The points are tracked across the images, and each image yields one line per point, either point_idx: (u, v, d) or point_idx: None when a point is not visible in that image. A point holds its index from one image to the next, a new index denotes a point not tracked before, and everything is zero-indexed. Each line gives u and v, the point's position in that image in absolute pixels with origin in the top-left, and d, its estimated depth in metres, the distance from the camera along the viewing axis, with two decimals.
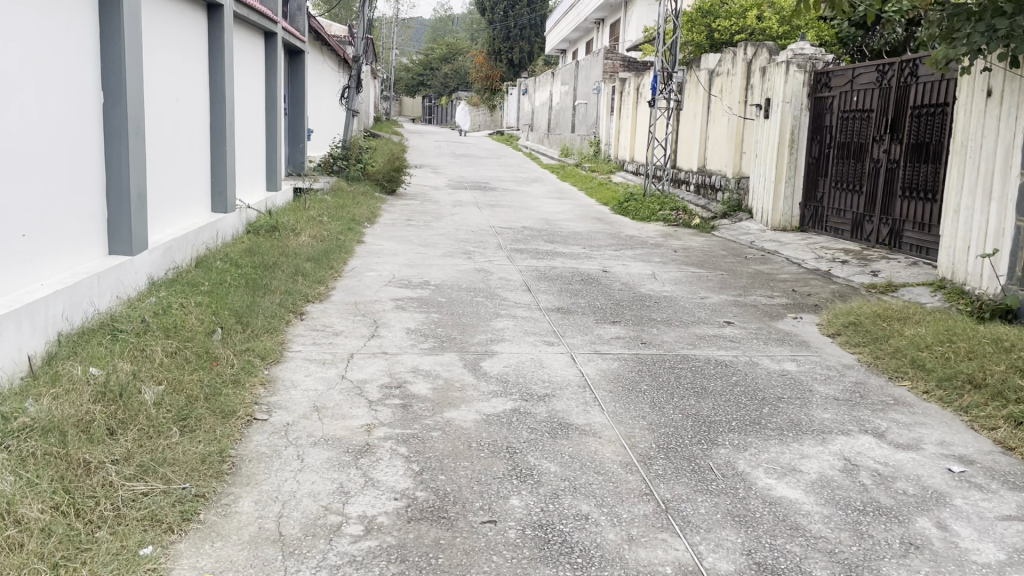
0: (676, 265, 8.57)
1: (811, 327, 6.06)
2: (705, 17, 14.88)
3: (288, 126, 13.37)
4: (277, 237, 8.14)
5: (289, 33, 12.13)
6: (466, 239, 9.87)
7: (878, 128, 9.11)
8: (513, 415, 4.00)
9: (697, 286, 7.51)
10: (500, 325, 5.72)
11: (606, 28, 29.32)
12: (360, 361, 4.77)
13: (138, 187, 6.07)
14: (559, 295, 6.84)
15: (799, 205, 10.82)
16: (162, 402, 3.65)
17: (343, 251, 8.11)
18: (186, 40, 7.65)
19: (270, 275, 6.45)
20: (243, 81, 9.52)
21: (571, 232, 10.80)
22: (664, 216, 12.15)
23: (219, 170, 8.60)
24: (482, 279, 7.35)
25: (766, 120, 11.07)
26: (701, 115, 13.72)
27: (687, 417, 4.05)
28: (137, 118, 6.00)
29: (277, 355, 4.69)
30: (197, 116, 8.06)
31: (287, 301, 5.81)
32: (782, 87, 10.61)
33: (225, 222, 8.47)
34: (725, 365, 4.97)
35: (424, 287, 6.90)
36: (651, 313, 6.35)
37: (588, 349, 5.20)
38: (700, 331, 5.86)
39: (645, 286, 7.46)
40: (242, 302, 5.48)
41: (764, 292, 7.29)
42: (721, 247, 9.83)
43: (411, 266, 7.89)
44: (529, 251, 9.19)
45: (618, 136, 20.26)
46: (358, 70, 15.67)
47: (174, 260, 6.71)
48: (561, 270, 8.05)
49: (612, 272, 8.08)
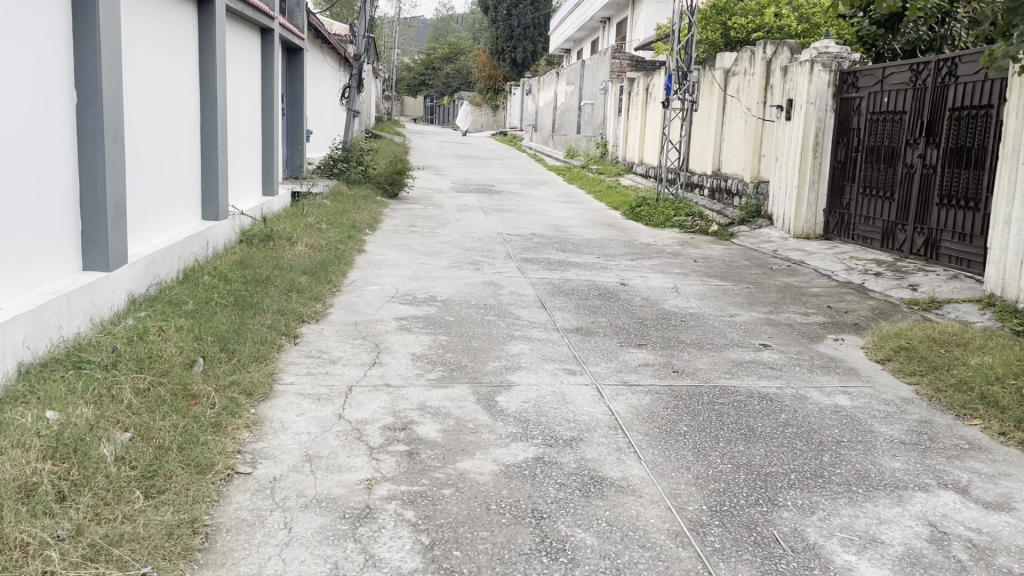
0: (697, 277, 8.02)
1: (856, 351, 5.51)
2: (720, 15, 14.34)
3: (287, 127, 12.82)
4: (271, 247, 7.60)
5: (287, 30, 11.56)
6: (473, 247, 9.32)
7: (912, 131, 8.55)
8: (536, 467, 3.45)
9: (724, 301, 6.96)
10: (515, 350, 5.17)
11: (612, 27, 28.75)
12: (360, 395, 4.22)
13: (116, 195, 5.52)
14: (576, 312, 6.29)
15: (823, 212, 10.27)
16: (125, 457, 3.12)
17: (342, 262, 7.56)
18: (173, 35, 7.11)
19: (263, 292, 5.90)
20: (237, 79, 8.97)
21: (583, 240, 10.25)
22: (680, 222, 11.60)
23: (211, 175, 8.06)
24: (493, 294, 6.80)
25: (788, 122, 10.51)
26: (716, 117, 13.17)
27: (737, 468, 3.50)
28: (115, 120, 5.45)
29: (265, 390, 4.15)
30: (186, 116, 7.52)
31: (279, 322, 5.27)
32: (806, 87, 10.05)
33: (216, 231, 7.94)
34: (770, 399, 4.42)
35: (430, 304, 6.35)
36: (679, 334, 5.80)
37: (615, 378, 4.66)
38: (734, 356, 5.30)
39: (667, 301, 6.91)
40: (230, 326, 4.94)
41: (797, 308, 6.73)
42: (743, 257, 9.28)
43: (416, 279, 7.33)
44: (540, 261, 8.64)
45: (627, 138, 19.70)
46: (359, 69, 15.12)
47: (157, 274, 6.17)
48: (577, 283, 7.50)
49: (631, 285, 7.53)
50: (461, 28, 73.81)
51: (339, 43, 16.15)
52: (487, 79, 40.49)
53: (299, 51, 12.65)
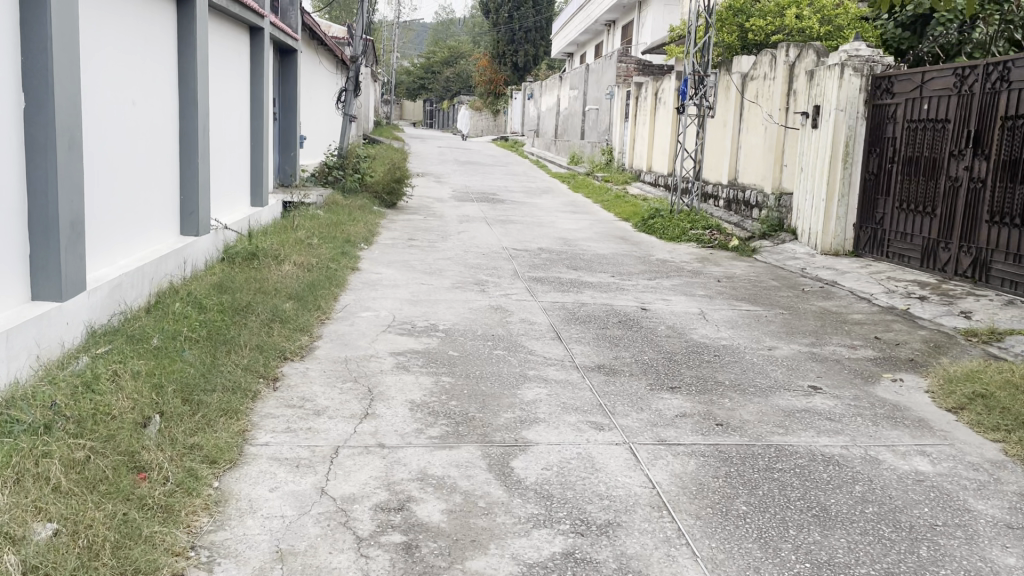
0: (724, 300, 7.30)
1: (921, 396, 4.80)
2: (737, 16, 13.64)
3: (279, 132, 12.10)
4: (256, 266, 6.89)
5: (280, 29, 10.86)
6: (477, 264, 8.60)
7: (957, 142, 7.88)
8: (568, 568, 2.74)
9: (759, 331, 6.24)
10: (530, 395, 4.45)
11: (617, 30, 28.03)
12: (348, 460, 3.51)
13: (71, 213, 4.80)
14: (596, 345, 5.56)
15: (853, 227, 9.57)
16: (37, 566, 2.41)
17: (334, 283, 6.86)
18: (144, 33, 6.42)
19: (240, 324, 5.19)
20: (223, 81, 8.28)
21: (595, 256, 9.54)
22: (697, 236, 10.90)
23: (190, 185, 7.36)
24: (501, 322, 6.09)
25: (815, 130, 9.82)
26: (733, 124, 12.49)
27: (819, 569, 2.79)
28: (70, 127, 4.75)
29: (232, 454, 3.45)
30: (160, 122, 6.83)
31: (256, 362, 4.55)
32: (835, 93, 9.35)
33: (195, 249, 7.23)
34: (837, 465, 3.71)
35: (430, 335, 5.63)
36: (715, 374, 5.08)
37: (650, 436, 3.93)
38: (783, 403, 4.58)
39: (695, 331, 6.19)
40: (201, 369, 4.23)
41: (841, 340, 6.02)
42: (770, 276, 8.57)
43: (414, 304, 6.62)
44: (550, 281, 7.93)
45: (634, 143, 19.01)
46: (356, 72, 14.41)
47: (123, 301, 5.46)
48: (593, 308, 6.79)
49: (653, 310, 6.82)
50: (461, 32, 73.13)
51: (336, 46, 15.44)
52: (488, 83, 40.76)
53: (294, 52, 11.96)
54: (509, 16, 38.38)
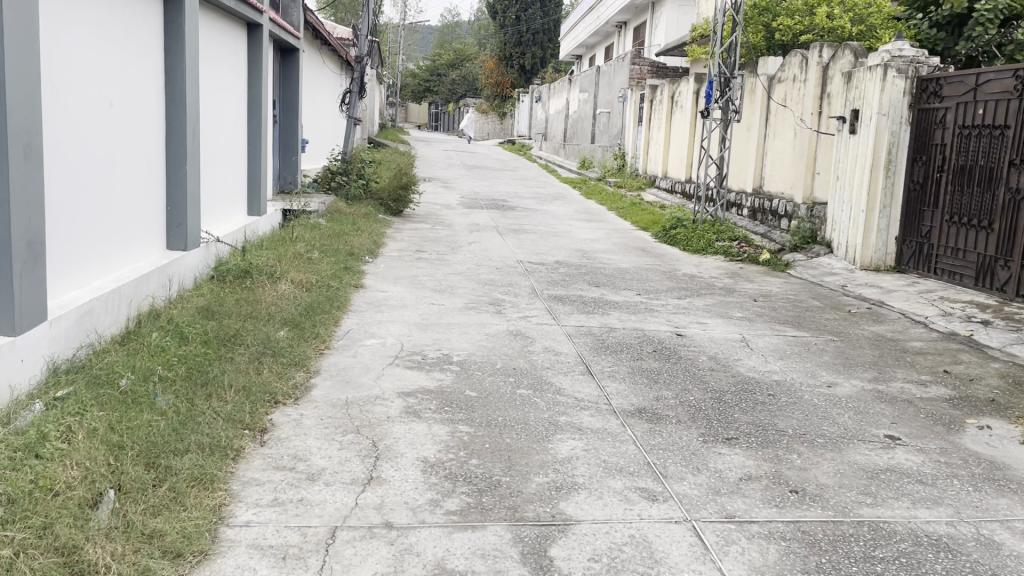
0: (765, 324, 6.60)
1: (1018, 449, 4.12)
2: (762, 15, 13.03)
3: (279, 135, 11.45)
4: (248, 286, 6.21)
5: (280, 26, 10.22)
6: (490, 280, 7.92)
7: (1019, 150, 7.21)
8: None
9: (813, 362, 5.55)
10: (565, 450, 3.77)
11: (628, 31, 27.38)
12: (348, 549, 2.82)
13: (29, 231, 4.12)
14: (632, 381, 4.87)
15: (895, 240, 8.88)
16: None
17: (335, 304, 6.19)
18: (123, 23, 5.77)
19: (226, 360, 4.51)
20: (218, 79, 7.61)
21: (617, 271, 8.85)
22: (725, 247, 10.20)
23: (177, 195, 6.67)
24: (522, 352, 5.40)
25: (852, 135, 9.15)
26: (760, 129, 11.82)
27: None
28: (27, 133, 4.07)
29: (202, 542, 2.76)
30: (144, 125, 6.16)
31: (239, 409, 3.86)
32: (877, 96, 8.68)
33: (181, 265, 6.53)
34: (949, 551, 3.02)
35: (444, 369, 4.95)
36: (773, 420, 4.38)
37: (715, 510, 3.23)
38: (861, 460, 3.89)
39: (740, 362, 5.49)
40: (174, 423, 3.55)
41: (907, 375, 5.33)
42: (809, 295, 7.87)
43: (424, 329, 5.93)
44: (572, 300, 7.24)
45: (648, 148, 18.34)
46: (361, 74, 13.74)
47: (94, 328, 4.78)
48: (623, 333, 6.09)
49: (689, 336, 6.13)
50: (467, 33, 72.43)
51: (340, 46, 14.75)
52: (495, 84, 39.92)
53: (297, 51, 11.30)
54: (517, 17, 37.73)
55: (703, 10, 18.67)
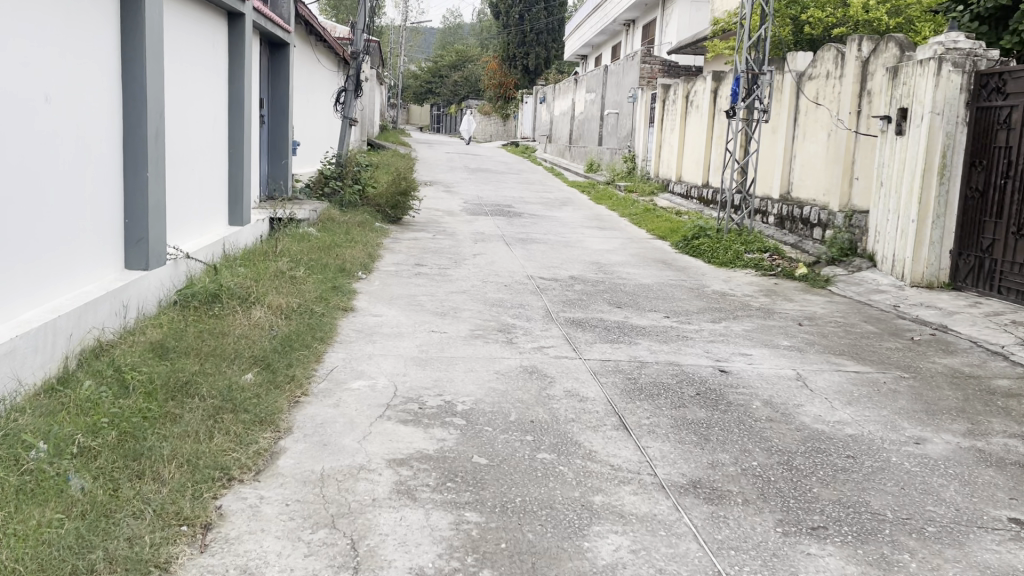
0: (820, 356, 5.68)
1: None
2: (790, 7, 12.26)
3: (268, 137, 10.53)
4: (217, 315, 5.28)
5: (268, 18, 9.33)
6: (499, 301, 6.99)
7: None
8: None
9: (888, 410, 4.63)
10: (607, 553, 2.85)
11: (637, 29, 26.42)
12: None
13: None
14: (679, 440, 3.94)
15: (950, 253, 7.95)
16: None
17: (318, 335, 5.27)
18: (64, 6, 4.84)
19: (172, 420, 3.59)
20: (189, 73, 6.70)
21: (639, 288, 7.93)
22: (755, 260, 9.28)
23: (137, 206, 5.73)
24: (540, 398, 4.48)
25: (900, 136, 8.25)
26: (788, 130, 10.91)
27: None
28: None
29: None
30: (95, 126, 5.25)
31: (176, 497, 2.94)
32: (930, 93, 7.79)
33: (140, 287, 5.59)
34: None
35: (446, 424, 4.02)
36: (863, 498, 3.45)
37: None
38: (992, 560, 2.97)
39: (803, 408, 4.56)
40: (83, 525, 2.63)
41: (1007, 427, 4.40)
42: (860, 317, 6.95)
43: (422, 365, 4.99)
44: (593, 325, 6.31)
45: (661, 150, 17.40)
46: (356, 71, 12.81)
47: (15, 374, 3.84)
48: (656, 369, 5.17)
49: (735, 372, 5.20)
50: (469, 35, 71.39)
51: (336, 43, 13.81)
52: (499, 85, 38.89)
53: (286, 45, 10.41)
54: (520, 16, 36.76)
55: (719, 6, 17.77)
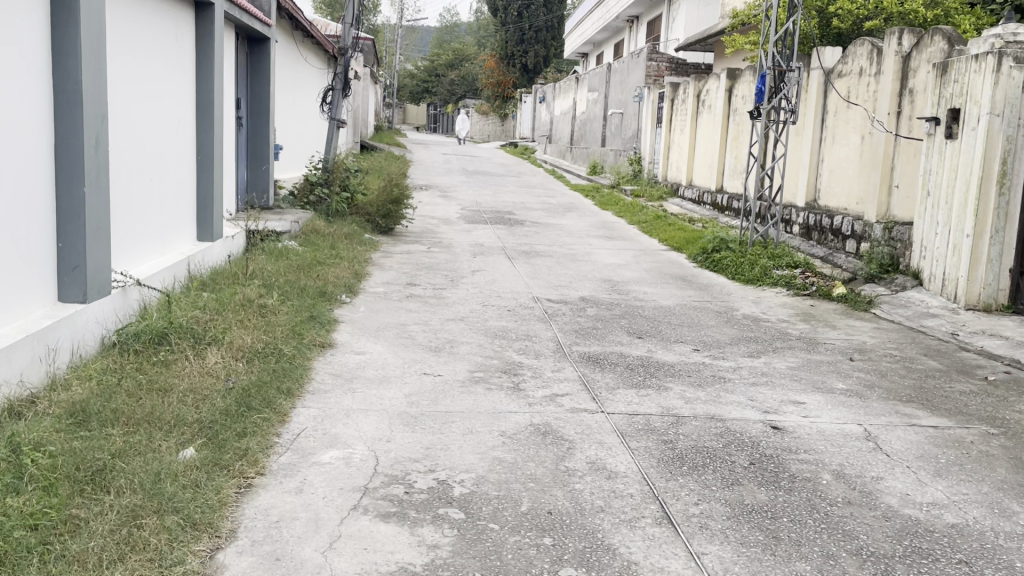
0: (885, 404, 4.77)
1: None
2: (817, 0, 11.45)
3: (246, 142, 9.62)
4: (163, 362, 4.37)
5: (245, 12, 8.42)
6: (503, 331, 6.08)
7: None
8: None
9: (990, 485, 3.72)
10: None
11: (641, 25, 25.45)
12: None
13: None
14: (742, 543, 3.03)
15: (1010, 272, 7.05)
16: None
17: (283, 386, 4.34)
18: None
19: (73, 531, 2.68)
20: (141, 68, 5.77)
21: (659, 312, 7.02)
22: (786, 278, 8.39)
23: (73, 226, 4.81)
24: (557, 474, 3.56)
25: (950, 141, 7.36)
26: (816, 132, 10.03)
27: None
28: None
29: None
30: (16, 130, 4.31)
31: None
32: (986, 92, 6.89)
33: (73, 325, 4.66)
34: None
35: (440, 518, 3.11)
36: None
37: None
38: None
39: (886, 485, 3.65)
40: None
41: None
42: (918, 349, 6.04)
43: (411, 425, 4.07)
44: (614, 363, 5.40)
45: (669, 153, 16.55)
46: (344, 68, 11.86)
47: None
48: (696, 426, 4.26)
49: (790, 429, 4.29)
50: (467, 33, 70.20)
51: (321, 38, 12.84)
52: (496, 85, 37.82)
53: (265, 40, 9.50)
54: (519, 14, 35.81)
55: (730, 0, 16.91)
